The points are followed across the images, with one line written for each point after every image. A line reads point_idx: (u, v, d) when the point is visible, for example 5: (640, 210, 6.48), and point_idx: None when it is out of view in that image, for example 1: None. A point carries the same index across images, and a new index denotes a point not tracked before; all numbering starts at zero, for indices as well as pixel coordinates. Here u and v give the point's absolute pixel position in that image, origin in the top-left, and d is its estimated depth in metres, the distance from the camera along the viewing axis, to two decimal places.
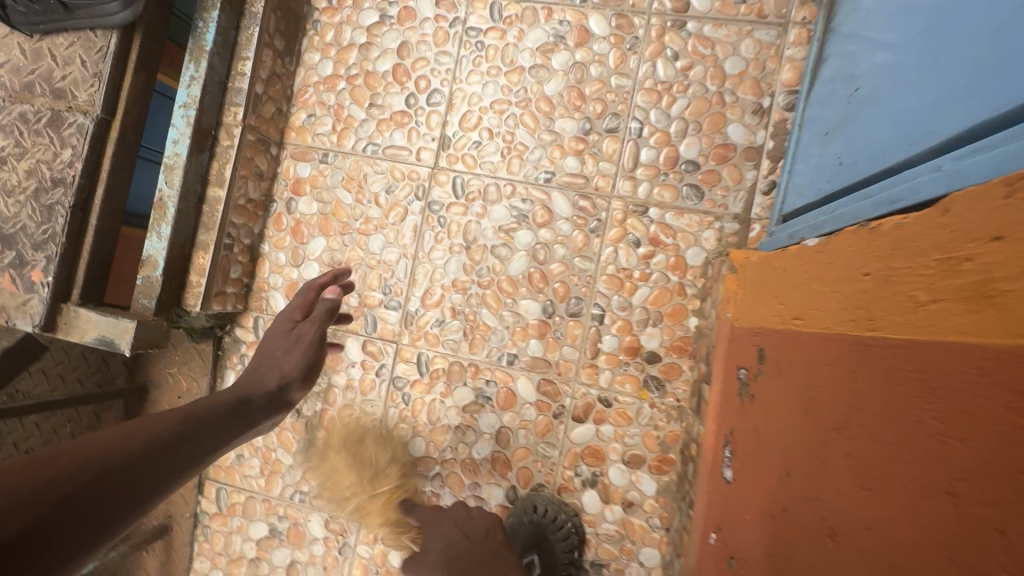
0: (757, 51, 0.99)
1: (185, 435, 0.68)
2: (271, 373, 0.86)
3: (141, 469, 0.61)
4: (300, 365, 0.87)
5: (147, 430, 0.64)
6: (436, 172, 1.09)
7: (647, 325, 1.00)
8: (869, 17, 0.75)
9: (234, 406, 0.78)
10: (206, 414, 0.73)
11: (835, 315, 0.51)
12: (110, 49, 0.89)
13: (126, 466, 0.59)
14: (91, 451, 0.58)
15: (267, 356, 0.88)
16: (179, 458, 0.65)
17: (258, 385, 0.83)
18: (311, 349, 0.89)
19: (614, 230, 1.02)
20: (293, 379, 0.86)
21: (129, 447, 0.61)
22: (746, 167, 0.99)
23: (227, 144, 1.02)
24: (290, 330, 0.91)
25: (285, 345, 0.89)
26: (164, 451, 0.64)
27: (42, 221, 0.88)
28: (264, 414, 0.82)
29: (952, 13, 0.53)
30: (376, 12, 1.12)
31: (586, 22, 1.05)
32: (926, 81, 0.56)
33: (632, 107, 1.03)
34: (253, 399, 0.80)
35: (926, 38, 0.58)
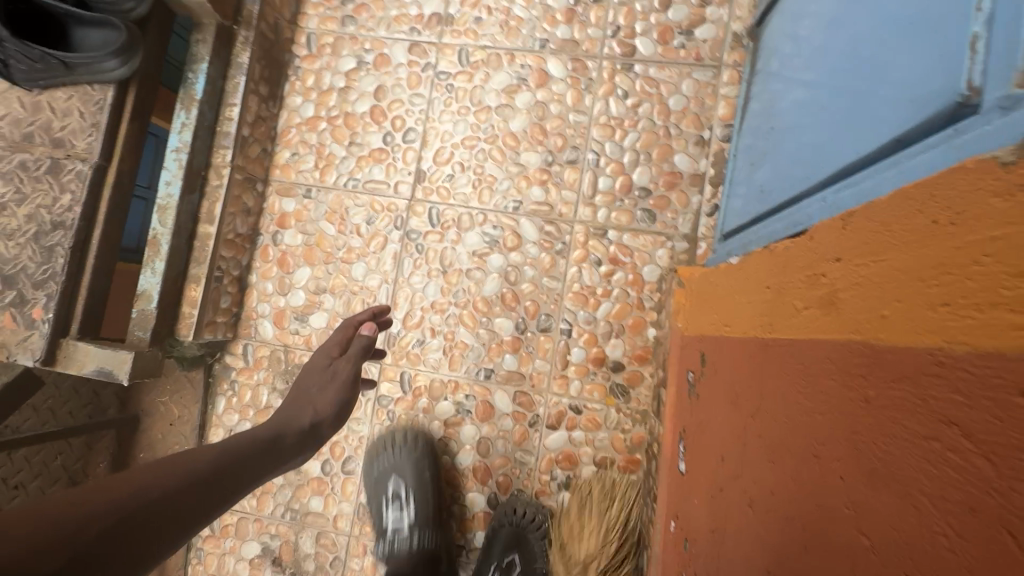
0: (695, 89, 1.12)
1: (225, 469, 0.70)
2: (306, 409, 0.88)
3: (179, 504, 0.62)
4: (333, 404, 0.90)
5: (188, 462, 0.67)
6: (413, 204, 1.18)
7: (611, 336, 1.10)
8: (789, 60, 0.87)
9: (271, 440, 0.79)
10: (242, 447, 0.75)
11: (749, 321, 0.61)
12: (106, 101, 0.96)
13: (164, 501, 0.61)
14: (132, 485, 0.60)
15: (303, 392, 0.91)
16: (214, 492, 0.67)
17: (294, 419, 0.86)
18: (345, 386, 0.94)
19: (577, 251, 1.13)
20: (326, 417, 0.88)
21: (170, 479, 0.63)
22: (692, 192, 1.10)
23: (216, 184, 1.10)
24: (329, 365, 0.94)
25: (320, 381, 0.93)
26: (205, 486, 0.66)
27: (42, 262, 0.94)
28: (297, 450, 0.84)
29: (843, 67, 0.64)
30: (353, 59, 1.22)
31: (545, 65, 1.18)
32: (824, 123, 0.67)
33: (589, 140, 1.15)
34: (287, 436, 0.82)
35: (825, 85, 0.69)
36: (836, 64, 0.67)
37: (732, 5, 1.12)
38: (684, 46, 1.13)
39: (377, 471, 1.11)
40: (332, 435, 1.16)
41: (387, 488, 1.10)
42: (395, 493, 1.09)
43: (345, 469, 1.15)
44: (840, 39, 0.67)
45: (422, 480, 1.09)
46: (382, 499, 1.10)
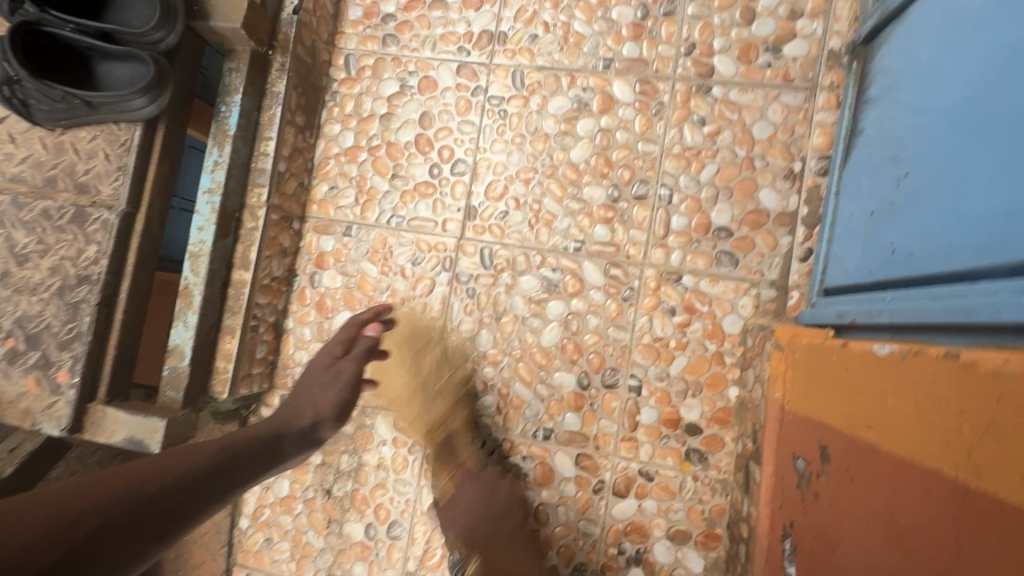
0: (784, 115, 0.99)
1: (219, 467, 0.75)
2: (305, 410, 0.91)
3: (171, 501, 0.68)
4: (333, 406, 0.92)
5: (186, 460, 0.73)
6: (462, 243, 1.07)
7: (686, 396, 0.98)
8: (914, 77, 0.73)
9: (270, 441, 0.85)
10: (238, 446, 0.80)
11: (919, 441, 0.49)
12: (133, 142, 0.87)
13: (159, 497, 0.67)
14: (130, 483, 0.66)
15: (304, 391, 0.94)
16: (208, 487, 0.73)
17: (293, 420, 0.89)
18: (346, 386, 0.94)
19: (648, 298, 1.01)
20: (325, 418, 0.91)
21: (165, 478, 0.69)
22: (781, 233, 0.97)
23: (251, 226, 1.00)
24: (331, 365, 0.96)
25: (322, 380, 0.95)
26: (202, 481, 0.73)
27: (67, 320, 0.86)
28: (295, 449, 0.88)
29: (1010, 116, 0.53)
30: (396, 82, 1.12)
31: (609, 88, 1.06)
32: (983, 182, 0.56)
33: (661, 173, 1.02)
34: (287, 435, 0.87)
35: (976, 134, 0.58)
36: (994, 111, 0.56)
37: (828, 18, 0.98)
38: (771, 65, 1.00)
39: (433, 483, 1.03)
40: (376, 497, 1.06)
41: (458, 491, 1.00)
42: None
43: (391, 534, 1.05)
44: (996, 79, 0.57)
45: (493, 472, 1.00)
46: None
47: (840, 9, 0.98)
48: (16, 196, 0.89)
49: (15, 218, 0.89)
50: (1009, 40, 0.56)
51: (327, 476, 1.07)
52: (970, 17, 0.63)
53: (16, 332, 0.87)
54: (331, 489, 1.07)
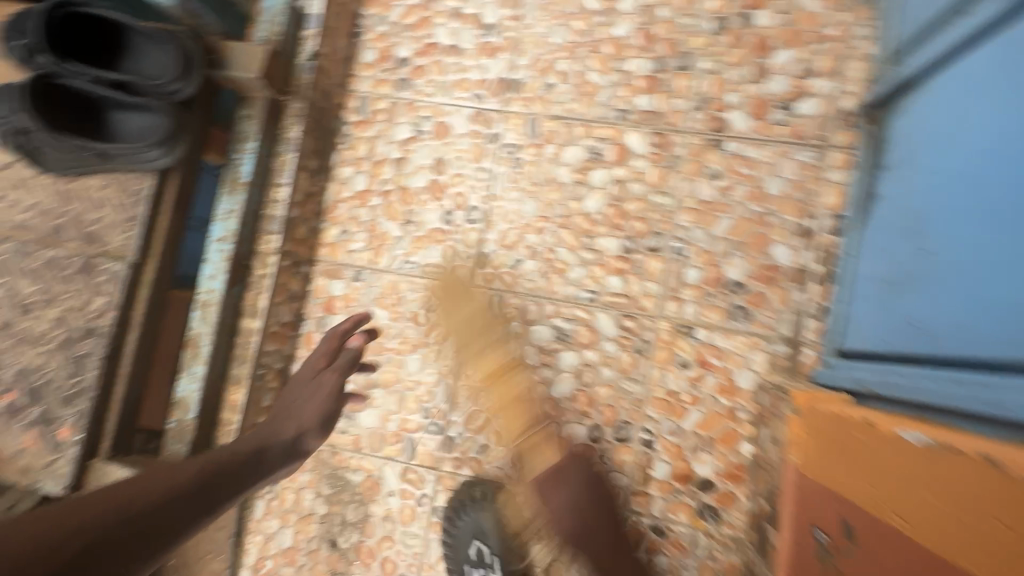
0: (797, 172, 1.00)
1: (206, 482, 0.72)
2: (289, 423, 0.89)
3: (164, 514, 0.64)
4: (317, 417, 0.91)
5: (174, 474, 0.70)
6: (474, 291, 1.06)
7: (699, 451, 0.98)
8: (934, 155, 0.75)
9: (251, 456, 0.82)
10: (221, 462, 0.77)
11: (954, 543, 0.49)
12: (145, 192, 0.86)
13: (151, 512, 0.63)
14: (121, 499, 0.61)
15: (288, 405, 0.92)
16: (195, 503, 0.69)
17: (276, 433, 0.87)
18: (330, 399, 0.93)
19: (661, 351, 1.01)
20: (311, 429, 0.90)
21: (160, 490, 0.66)
22: (794, 289, 0.98)
23: (261, 273, 0.99)
24: (313, 377, 0.94)
25: (305, 393, 0.93)
26: (191, 498, 0.69)
27: (71, 374, 0.84)
28: (278, 465, 0.85)
29: None
30: (410, 127, 1.12)
31: (624, 139, 1.06)
32: (1001, 274, 0.58)
33: (675, 225, 1.03)
34: (269, 450, 0.84)
35: (990, 226, 0.61)
36: (1008, 204, 0.58)
37: (840, 78, 1.00)
38: (784, 122, 1.02)
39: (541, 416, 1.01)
40: (382, 550, 1.04)
41: (469, 549, 0.98)
42: (479, 556, 0.97)
43: None
44: (1004, 176, 0.60)
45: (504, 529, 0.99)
46: (463, 563, 0.99)
47: (851, 70, 1.00)
48: (22, 244, 0.87)
49: (20, 266, 0.86)
50: (1019, 137, 0.58)
51: (333, 526, 1.05)
52: (987, 105, 0.65)
53: (17, 384, 0.84)
54: (336, 540, 1.05)
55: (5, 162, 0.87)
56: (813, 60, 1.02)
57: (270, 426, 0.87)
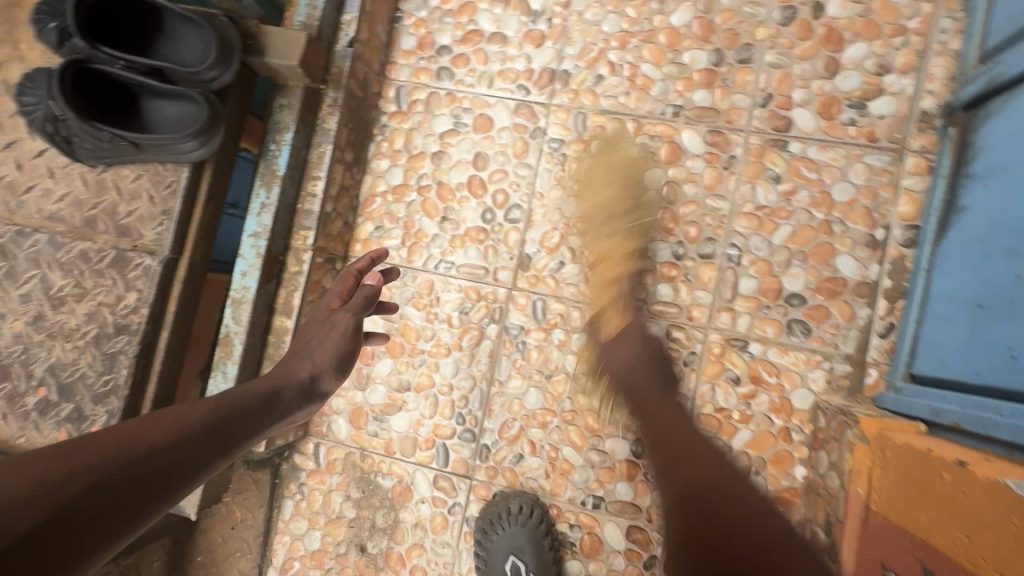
0: (868, 177, 0.93)
1: (219, 423, 0.65)
2: (303, 363, 0.79)
3: (169, 457, 0.57)
4: (333, 357, 0.80)
5: (174, 419, 0.61)
6: (514, 294, 1.02)
7: (748, 472, 0.93)
8: None
9: (266, 396, 0.73)
10: (236, 401, 0.69)
11: None
12: (180, 184, 0.83)
13: (154, 455, 0.56)
14: (117, 441, 0.54)
15: (303, 344, 0.82)
16: (206, 446, 0.62)
17: (290, 375, 0.78)
18: (345, 338, 0.82)
19: (711, 365, 0.95)
20: (326, 370, 0.79)
21: (155, 438, 0.57)
22: (859, 304, 0.91)
23: (295, 270, 0.95)
24: (328, 316, 0.83)
25: (319, 333, 0.82)
26: (202, 439, 0.61)
27: (104, 371, 0.81)
28: (297, 407, 0.77)
29: None
30: (449, 118, 1.06)
31: (678, 137, 0.99)
32: None
33: (730, 231, 0.96)
34: (286, 391, 0.75)
35: None
36: None
37: (920, 76, 0.92)
38: (855, 123, 0.94)
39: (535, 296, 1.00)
40: (412, 557, 1.01)
41: (504, 566, 0.94)
42: (515, 573, 0.93)
43: None
44: None
45: (541, 545, 0.94)
46: None
47: (933, 67, 0.92)
48: (54, 236, 0.84)
49: (51, 258, 0.84)
50: None
51: (362, 531, 1.03)
52: None
53: (48, 380, 0.82)
54: (365, 545, 1.03)
55: (38, 150, 0.85)
56: (890, 55, 0.94)
57: (285, 367, 0.78)
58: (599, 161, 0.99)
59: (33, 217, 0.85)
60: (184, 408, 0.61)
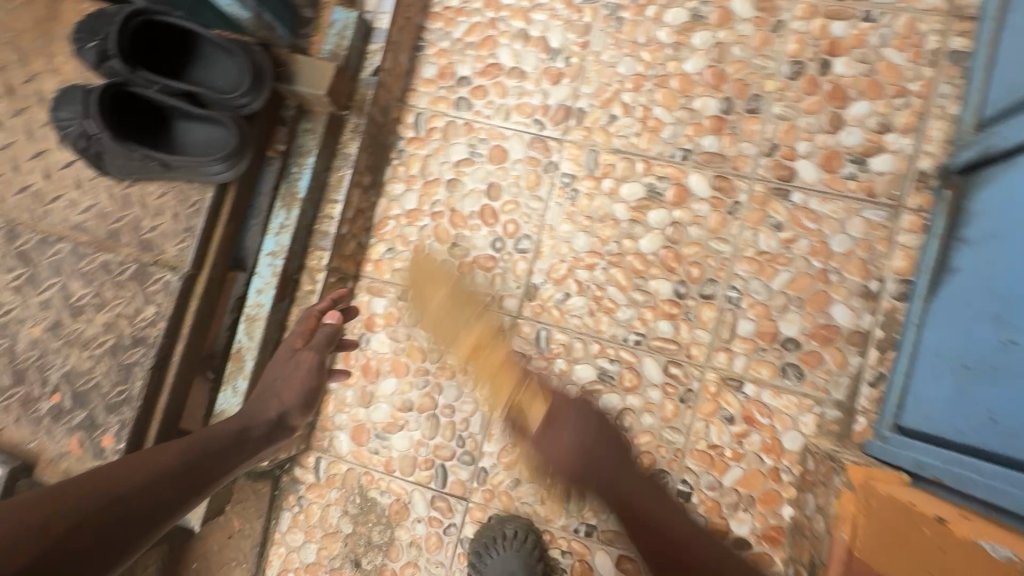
0: (865, 231, 0.97)
1: (191, 463, 0.72)
2: (271, 401, 0.85)
3: (143, 499, 0.65)
4: (300, 394, 0.87)
5: (150, 462, 0.68)
6: (519, 322, 1.05)
7: (737, 509, 0.96)
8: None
9: (238, 434, 0.79)
10: (210, 441, 0.76)
11: None
12: (205, 204, 0.86)
13: (129, 497, 0.63)
14: (95, 485, 0.62)
15: (269, 383, 0.87)
16: (180, 486, 0.69)
17: (259, 412, 0.83)
18: (310, 375, 0.89)
19: (706, 403, 0.98)
20: (293, 407, 0.86)
21: (132, 479, 0.65)
22: (851, 352, 0.95)
23: (308, 289, 0.98)
24: (291, 356, 0.89)
25: (284, 372, 0.88)
26: (174, 479, 0.69)
27: (118, 381, 0.84)
28: (266, 444, 0.83)
29: None
30: (465, 147, 1.10)
31: (686, 179, 1.03)
32: None
33: (731, 274, 1.00)
34: (257, 428, 0.81)
35: None
36: None
37: (919, 136, 0.97)
38: (856, 177, 0.98)
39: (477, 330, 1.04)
40: None
41: None
42: None
43: None
44: None
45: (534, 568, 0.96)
46: None
47: (932, 129, 0.96)
48: (77, 246, 0.86)
49: (73, 268, 0.86)
50: None
51: (357, 546, 1.05)
52: None
53: (63, 387, 0.84)
54: (360, 560, 1.05)
55: (67, 161, 0.87)
56: (892, 114, 0.98)
57: (253, 406, 0.83)
58: (427, 260, 1.07)
59: (58, 226, 0.87)
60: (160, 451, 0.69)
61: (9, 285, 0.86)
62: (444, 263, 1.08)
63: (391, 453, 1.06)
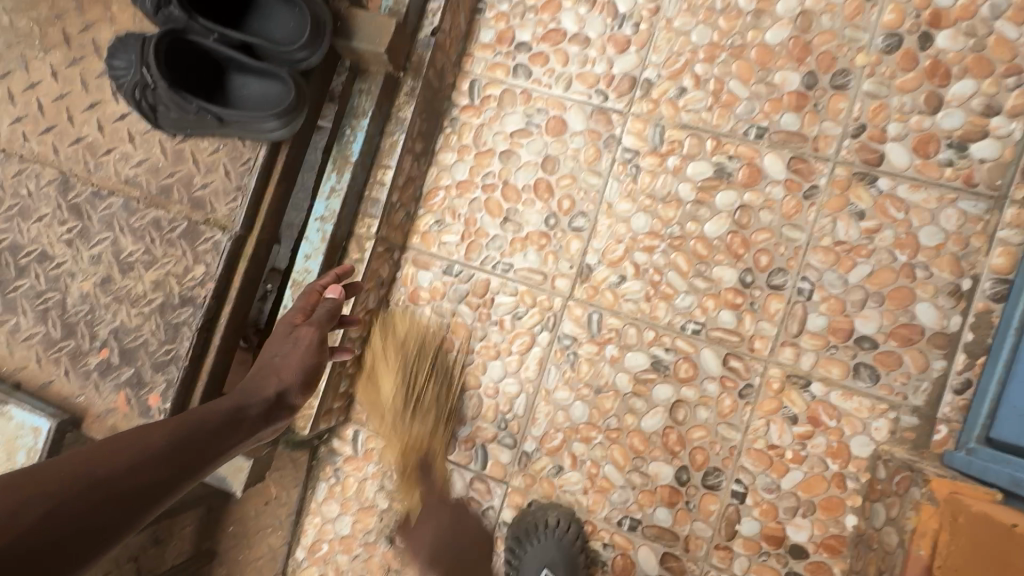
0: (960, 223, 0.88)
1: (184, 441, 0.68)
2: (270, 378, 0.81)
3: (132, 479, 0.61)
4: (299, 371, 0.82)
5: (140, 440, 0.65)
6: (570, 303, 1.00)
7: (795, 514, 0.90)
8: None
9: (232, 411, 0.75)
10: (204, 417, 0.73)
11: None
12: (257, 162, 0.83)
13: (116, 478, 0.60)
14: (78, 465, 0.59)
15: (267, 360, 0.83)
16: (175, 464, 0.66)
17: (256, 391, 0.79)
18: (309, 351, 0.84)
19: (768, 400, 0.92)
20: (293, 384, 0.81)
21: (119, 459, 0.62)
22: (935, 356, 0.87)
23: (356, 258, 0.94)
24: (290, 331, 0.85)
25: (283, 348, 0.84)
26: (166, 458, 0.66)
27: (166, 340, 0.82)
28: (264, 421, 0.79)
29: None
30: (522, 117, 1.04)
31: (759, 160, 0.96)
32: None
33: (804, 264, 0.93)
34: (252, 406, 0.77)
35: None
36: None
37: None
38: (953, 164, 0.89)
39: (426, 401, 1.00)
40: (440, 555, 1.01)
41: None
42: None
43: None
44: None
45: (574, 558, 0.93)
46: None
47: None
48: (128, 200, 0.84)
49: (124, 223, 0.84)
50: None
51: (392, 522, 1.03)
52: None
53: (111, 343, 0.83)
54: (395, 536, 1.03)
55: (121, 114, 0.85)
56: (1001, 95, 0.88)
57: (250, 383, 0.79)
58: (385, 328, 1.03)
59: (110, 179, 0.85)
60: (146, 430, 0.65)
61: (62, 238, 0.85)
62: (416, 331, 1.02)
63: (431, 429, 1.03)
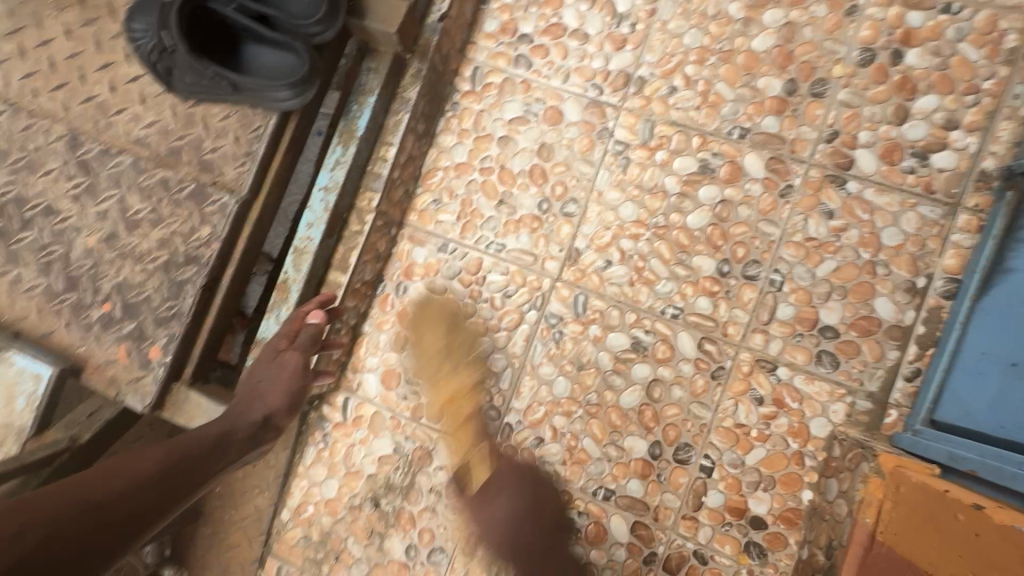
0: (918, 226, 0.96)
1: (173, 467, 0.77)
2: (256, 403, 0.88)
3: (124, 505, 0.70)
4: (284, 397, 0.88)
5: (132, 467, 0.73)
6: (558, 284, 1.05)
7: (757, 488, 0.97)
8: None
9: (219, 438, 0.83)
10: (193, 443, 0.81)
11: None
12: (267, 130, 0.86)
13: (109, 503, 0.69)
14: (76, 492, 0.68)
15: (254, 385, 0.89)
16: (161, 491, 0.74)
17: (243, 416, 0.86)
18: (294, 375, 0.90)
19: (737, 382, 0.99)
20: (278, 409, 0.88)
21: (113, 486, 0.71)
22: (890, 347, 0.95)
23: (356, 229, 0.98)
24: (275, 356, 0.91)
25: (268, 373, 0.90)
26: (155, 484, 0.74)
27: (169, 297, 0.85)
28: (250, 446, 0.87)
29: None
30: (520, 106, 1.09)
31: (740, 158, 1.02)
32: None
33: (777, 257, 1.00)
34: (237, 432, 0.85)
35: None
36: None
37: (985, 136, 0.95)
38: (915, 172, 0.97)
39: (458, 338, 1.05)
40: (423, 520, 1.06)
41: None
42: None
43: (432, 559, 1.05)
44: None
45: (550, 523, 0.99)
46: None
47: (1001, 129, 0.95)
48: (137, 160, 0.87)
49: (132, 181, 0.87)
50: None
51: (378, 487, 1.07)
52: None
53: (114, 297, 0.86)
54: (379, 501, 1.07)
55: (133, 76, 0.88)
56: (961, 110, 0.96)
57: (236, 410, 0.86)
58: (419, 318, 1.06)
59: (120, 138, 0.88)
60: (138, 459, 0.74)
61: (68, 193, 0.87)
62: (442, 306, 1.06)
63: (419, 400, 1.07)
